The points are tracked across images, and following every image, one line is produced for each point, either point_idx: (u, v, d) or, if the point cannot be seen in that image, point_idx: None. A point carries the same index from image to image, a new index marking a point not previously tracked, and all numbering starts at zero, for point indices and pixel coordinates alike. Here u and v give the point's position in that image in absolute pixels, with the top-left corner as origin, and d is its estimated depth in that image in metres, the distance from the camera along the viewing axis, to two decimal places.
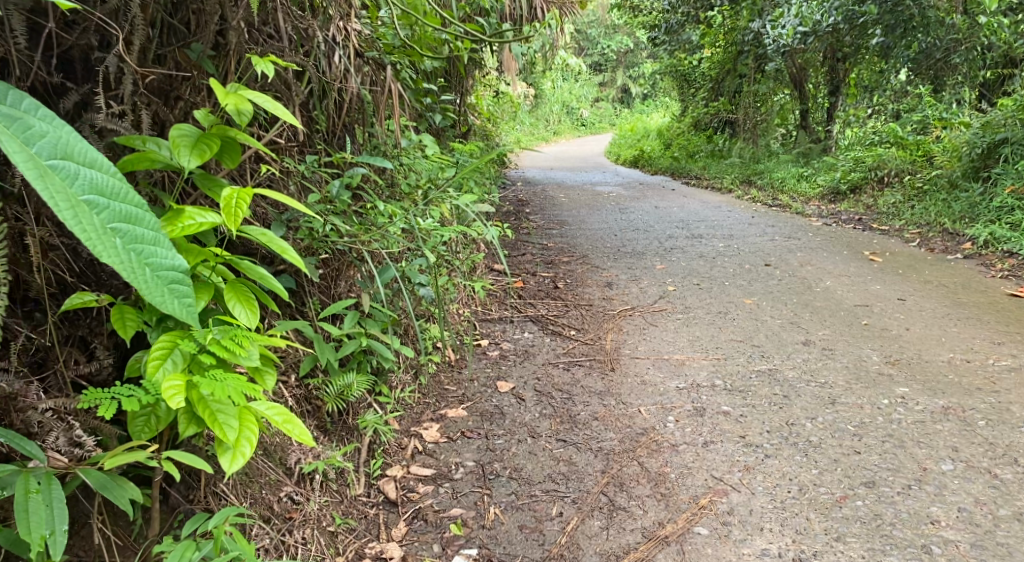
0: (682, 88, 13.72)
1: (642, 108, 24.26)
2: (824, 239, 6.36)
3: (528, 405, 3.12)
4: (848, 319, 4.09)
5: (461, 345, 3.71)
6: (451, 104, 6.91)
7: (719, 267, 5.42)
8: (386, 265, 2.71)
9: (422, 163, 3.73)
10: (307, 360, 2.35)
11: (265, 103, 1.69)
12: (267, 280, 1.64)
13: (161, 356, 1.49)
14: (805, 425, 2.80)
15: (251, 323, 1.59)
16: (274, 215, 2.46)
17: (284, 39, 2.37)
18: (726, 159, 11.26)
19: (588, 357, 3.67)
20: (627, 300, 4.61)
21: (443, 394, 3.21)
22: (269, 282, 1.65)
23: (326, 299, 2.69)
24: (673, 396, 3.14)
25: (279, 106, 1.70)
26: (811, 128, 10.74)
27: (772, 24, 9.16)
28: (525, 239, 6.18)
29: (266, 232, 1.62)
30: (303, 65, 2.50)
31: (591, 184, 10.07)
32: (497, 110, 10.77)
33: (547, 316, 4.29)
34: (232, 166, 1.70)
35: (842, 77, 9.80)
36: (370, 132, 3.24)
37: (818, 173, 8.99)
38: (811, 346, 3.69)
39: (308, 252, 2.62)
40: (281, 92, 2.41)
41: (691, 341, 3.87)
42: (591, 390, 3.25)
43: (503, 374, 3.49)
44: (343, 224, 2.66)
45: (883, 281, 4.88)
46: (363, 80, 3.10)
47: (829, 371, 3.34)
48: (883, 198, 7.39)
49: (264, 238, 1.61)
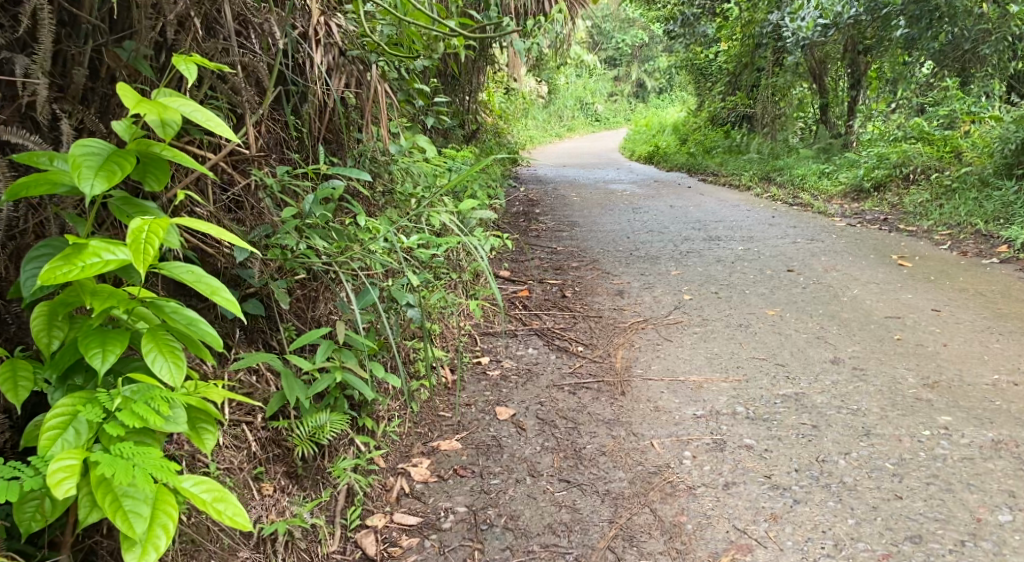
0: (697, 82, 13.37)
1: (658, 103, 23.83)
2: (848, 241, 6.02)
3: (529, 436, 2.84)
4: (879, 333, 3.77)
5: (458, 365, 3.44)
6: (456, 103, 6.65)
7: (738, 273, 5.11)
8: (366, 287, 2.46)
9: (416, 168, 3.45)
10: (275, 400, 2.13)
11: (194, 113, 1.47)
12: (198, 325, 1.39)
13: (59, 425, 1.27)
14: (837, 463, 2.49)
15: (174, 381, 1.33)
16: (240, 235, 2.25)
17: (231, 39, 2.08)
18: (743, 154, 10.90)
19: (596, 378, 3.38)
20: (639, 311, 4.31)
21: (436, 423, 2.94)
22: (199, 328, 1.39)
23: (301, 325, 2.46)
24: (689, 427, 2.86)
25: (209, 116, 1.48)
26: (831, 123, 10.38)
27: (791, 16, 8.85)
28: (533, 243, 5.89)
29: (194, 268, 1.39)
30: (257, 66, 2.23)
31: (603, 182, 9.77)
32: (507, 108, 10.50)
33: (553, 329, 4.01)
34: (158, 187, 1.49)
35: (863, 70, 9.42)
36: (356, 138, 2.98)
37: (840, 170, 8.63)
38: (841, 365, 3.38)
39: (280, 273, 2.39)
40: (231, 99, 2.14)
41: (709, 359, 3.57)
42: (599, 418, 2.97)
43: (503, 398, 3.20)
44: (320, 242, 2.41)
45: (915, 288, 4.55)
46: (344, 81, 2.85)
47: (861, 395, 3.03)
48: (910, 197, 7.03)
49: (191, 275, 1.38)
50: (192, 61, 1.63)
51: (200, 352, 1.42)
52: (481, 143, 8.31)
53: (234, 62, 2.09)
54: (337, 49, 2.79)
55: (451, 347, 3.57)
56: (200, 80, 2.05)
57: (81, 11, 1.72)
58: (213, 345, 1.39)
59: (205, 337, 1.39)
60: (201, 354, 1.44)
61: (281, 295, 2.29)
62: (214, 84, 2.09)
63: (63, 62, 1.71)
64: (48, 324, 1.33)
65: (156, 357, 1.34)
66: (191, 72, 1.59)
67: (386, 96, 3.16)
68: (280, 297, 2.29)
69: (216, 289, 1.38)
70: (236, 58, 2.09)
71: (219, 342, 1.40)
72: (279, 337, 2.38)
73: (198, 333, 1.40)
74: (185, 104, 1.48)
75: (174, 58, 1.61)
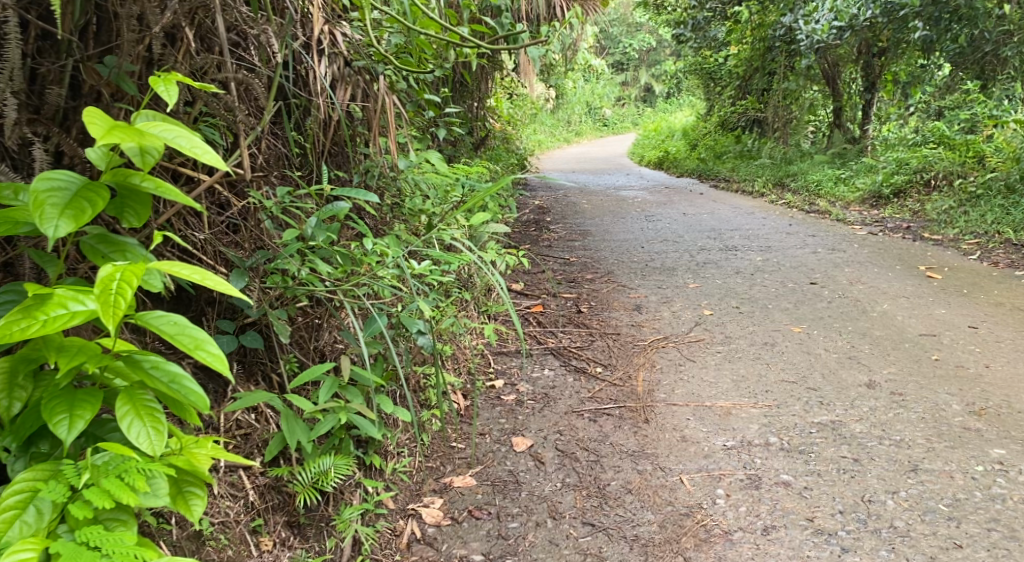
0: (707, 86, 13.16)
1: (666, 106, 23.55)
2: (872, 251, 5.81)
3: (549, 471, 2.66)
4: (915, 353, 3.58)
5: (471, 390, 3.26)
6: (463, 109, 6.47)
7: (759, 286, 4.91)
8: (374, 316, 2.27)
9: (426, 182, 3.27)
10: (274, 442, 1.96)
11: (179, 139, 1.30)
12: (180, 383, 1.27)
13: (19, 506, 1.20)
14: (885, 504, 2.34)
15: (149, 448, 1.22)
16: (236, 261, 2.11)
17: (224, 52, 1.88)
18: (756, 159, 10.67)
19: (617, 403, 3.19)
20: (658, 327, 4.12)
21: (448, 456, 2.77)
22: (182, 385, 1.27)
23: (303, 356, 2.28)
24: (719, 460, 2.67)
25: (195, 142, 1.31)
26: (846, 126, 10.15)
27: (805, 19, 8.64)
28: (544, 253, 5.69)
29: (177, 319, 1.26)
30: (253, 82, 2.03)
31: (614, 188, 9.56)
32: (514, 113, 10.31)
33: (569, 348, 3.82)
34: (139, 225, 1.36)
35: (878, 73, 9.20)
36: (363, 154, 2.81)
37: (857, 175, 8.41)
38: (878, 390, 3.18)
39: (280, 302, 2.21)
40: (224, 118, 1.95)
41: (736, 382, 3.36)
42: (623, 449, 2.78)
43: (519, 426, 3.02)
44: (324, 267, 2.23)
45: (948, 303, 4.35)
46: (349, 93, 2.69)
47: (902, 424, 2.84)
48: (932, 203, 6.82)
49: (175, 326, 1.25)
50: (174, 78, 1.46)
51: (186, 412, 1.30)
52: (489, 151, 8.12)
53: (225, 77, 1.90)
54: (342, 59, 2.63)
55: (463, 370, 3.39)
56: (190, 97, 1.88)
57: (63, 29, 1.59)
58: (200, 406, 1.27)
59: (188, 396, 1.27)
60: (187, 415, 1.32)
61: (280, 326, 2.12)
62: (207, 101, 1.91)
63: (37, 82, 1.57)
64: (9, 386, 1.25)
65: (132, 423, 1.23)
66: (173, 92, 1.42)
67: (394, 107, 3.00)
68: (279, 328, 2.12)
69: (201, 341, 1.23)
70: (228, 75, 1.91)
71: (206, 402, 1.28)
72: (279, 370, 2.21)
73: (183, 393, 1.28)
74: (168, 129, 1.31)
75: (154, 76, 1.44)
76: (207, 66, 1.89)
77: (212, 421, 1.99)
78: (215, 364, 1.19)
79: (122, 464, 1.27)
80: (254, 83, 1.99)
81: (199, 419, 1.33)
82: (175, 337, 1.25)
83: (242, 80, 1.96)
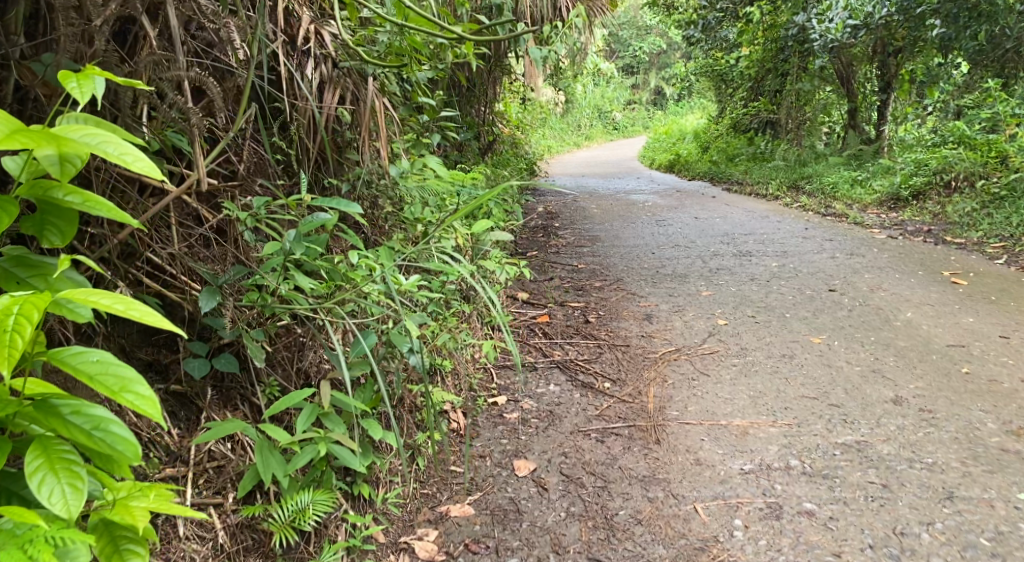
0: (719, 87, 12.95)
1: (677, 107, 23.28)
2: (891, 255, 5.60)
3: (553, 498, 2.49)
4: (943, 366, 3.39)
5: (471, 409, 3.09)
6: (467, 113, 6.30)
7: (775, 293, 4.71)
8: (361, 336, 2.09)
9: (423, 188, 3.10)
10: (248, 476, 1.79)
11: (105, 146, 1.16)
12: (104, 430, 1.15)
13: None
14: (920, 538, 2.18)
15: (65, 510, 1.10)
16: (207, 277, 1.94)
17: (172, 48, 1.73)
18: (769, 161, 10.44)
19: (626, 422, 3.00)
20: (669, 338, 3.93)
21: (445, 481, 2.60)
22: (105, 435, 1.15)
23: (284, 381, 2.11)
24: (737, 486, 2.50)
25: (125, 149, 1.16)
26: (861, 127, 9.91)
27: (819, 18, 8.45)
28: (552, 260, 5.51)
29: (99, 358, 1.11)
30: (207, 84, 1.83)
31: (624, 192, 9.36)
32: (522, 118, 10.12)
33: (576, 361, 3.63)
34: (65, 244, 1.26)
35: (894, 72, 8.97)
36: (352, 162, 2.65)
37: (874, 177, 8.18)
38: (905, 406, 2.99)
39: (258, 323, 2.05)
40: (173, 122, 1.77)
41: (753, 399, 3.16)
42: (633, 474, 2.61)
43: (522, 447, 2.84)
44: (307, 283, 2.06)
45: (976, 311, 4.15)
46: (338, 97, 2.56)
47: (934, 445, 2.67)
48: (954, 206, 6.60)
49: (97, 366, 1.10)
50: (92, 73, 1.27)
51: (112, 464, 1.19)
52: (496, 156, 7.96)
53: (176, 76, 1.76)
54: (330, 61, 2.52)
55: (463, 387, 3.21)
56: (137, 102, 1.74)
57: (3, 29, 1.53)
58: (128, 457, 1.15)
59: (113, 446, 1.15)
60: (113, 466, 1.20)
61: (255, 349, 1.95)
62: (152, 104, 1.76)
63: None
64: None
65: (45, 478, 1.12)
66: (86, 90, 1.24)
67: (386, 111, 2.83)
68: (254, 352, 1.95)
69: (126, 383, 1.08)
70: (177, 72, 1.76)
71: (135, 451, 1.16)
72: (256, 396, 2.04)
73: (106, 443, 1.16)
74: (91, 134, 1.15)
75: (65, 71, 1.25)
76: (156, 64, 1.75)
77: (180, 453, 1.83)
78: (143, 409, 1.07)
79: (28, 530, 1.12)
80: (212, 84, 1.81)
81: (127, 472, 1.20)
82: (97, 378, 1.11)
83: (198, 80, 1.80)
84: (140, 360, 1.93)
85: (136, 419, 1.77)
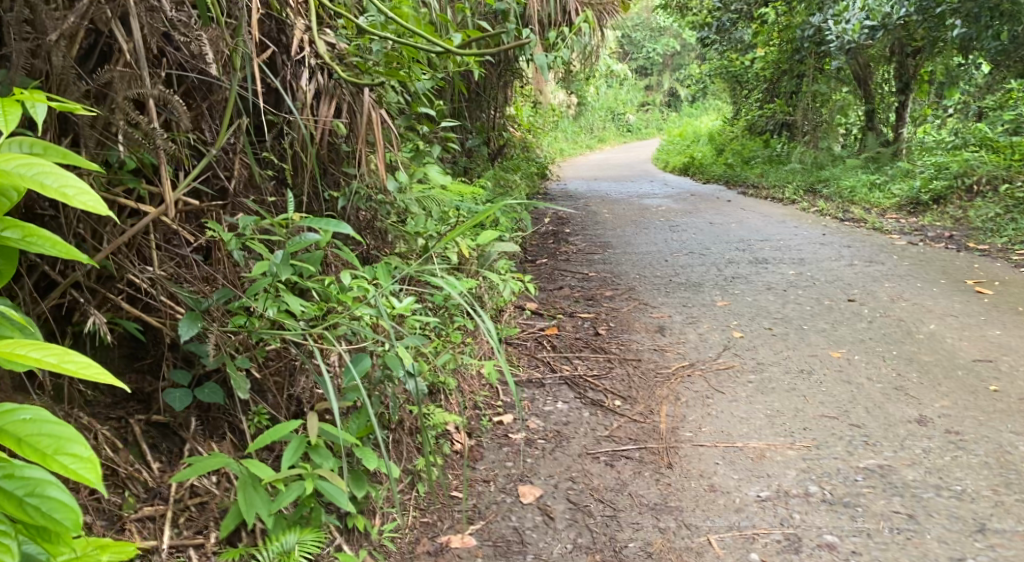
0: (734, 89, 12.78)
1: (692, 109, 23.07)
2: (912, 263, 5.43)
3: (559, 529, 2.38)
4: (969, 383, 3.24)
5: (476, 429, 2.98)
6: (477, 118, 6.19)
7: (792, 303, 4.57)
8: (352, 363, 1.99)
9: (424, 200, 2.99)
10: (230, 515, 1.69)
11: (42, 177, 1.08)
12: (41, 497, 1.03)
13: None
14: None
15: None
16: (190, 301, 1.84)
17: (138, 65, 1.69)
18: (785, 164, 10.27)
19: (636, 443, 2.88)
20: (682, 352, 3.80)
21: (447, 508, 2.50)
22: (43, 499, 1.03)
23: (274, 409, 2.00)
24: (754, 515, 2.38)
25: (65, 181, 1.08)
26: (878, 129, 9.71)
27: (836, 19, 8.28)
28: (563, 268, 5.39)
29: (33, 415, 1.02)
30: (172, 101, 1.78)
31: (637, 197, 9.22)
32: (534, 121, 9.99)
33: (585, 377, 3.51)
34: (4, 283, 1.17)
35: (913, 73, 8.78)
36: (348, 175, 2.55)
37: (893, 181, 8.00)
38: (930, 427, 2.85)
39: (245, 350, 1.94)
40: (137, 142, 1.72)
41: (770, 418, 3.03)
42: (643, 502, 2.50)
43: (528, 471, 2.72)
44: (298, 306, 1.96)
45: (1002, 323, 3.99)
46: (334, 108, 2.47)
47: (962, 471, 2.53)
48: (976, 211, 6.42)
49: (27, 424, 1.01)
50: (24, 97, 1.17)
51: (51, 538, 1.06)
52: (507, 161, 7.85)
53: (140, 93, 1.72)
54: (325, 71, 2.43)
55: (468, 406, 3.10)
56: (99, 122, 1.69)
57: None
58: (67, 524, 1.03)
59: (49, 514, 1.02)
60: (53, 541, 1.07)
61: (239, 379, 1.84)
62: (115, 123, 1.69)
63: None
64: None
65: None
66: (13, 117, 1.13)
67: (385, 122, 2.73)
68: (238, 382, 1.84)
69: (61, 444, 1.00)
70: (141, 89, 1.72)
71: (72, 520, 1.03)
72: (242, 425, 1.93)
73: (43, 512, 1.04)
74: (24, 165, 1.07)
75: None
76: (120, 80, 1.69)
77: (159, 490, 1.76)
78: (80, 472, 0.99)
79: None
80: (175, 103, 1.77)
81: (67, 544, 1.07)
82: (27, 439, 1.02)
83: (160, 98, 1.76)
84: (123, 389, 1.88)
85: (111, 454, 1.73)
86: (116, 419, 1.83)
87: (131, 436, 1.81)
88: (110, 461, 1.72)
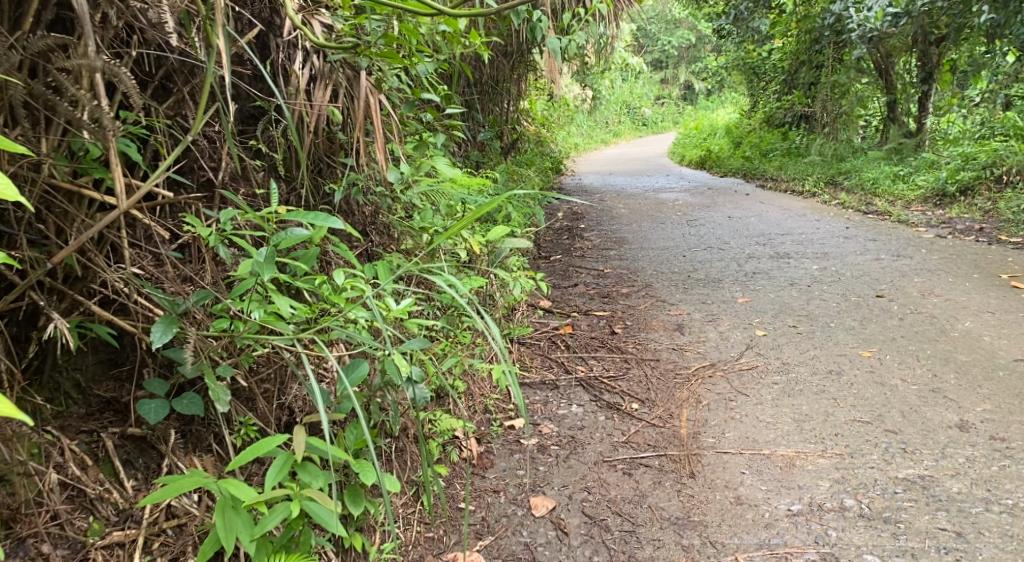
0: (752, 81, 12.53)
1: (707, 102, 22.77)
2: (942, 256, 5.21)
3: (574, 546, 2.22)
4: (1013, 386, 3.04)
5: (485, 435, 2.82)
6: (487, 110, 6.00)
7: (818, 299, 4.37)
8: (350, 369, 1.84)
9: (429, 192, 2.82)
10: (208, 541, 1.54)
11: None
12: None
13: None
14: None
15: None
16: (165, 304, 1.69)
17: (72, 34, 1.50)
18: (804, 156, 10.01)
19: (656, 450, 2.70)
20: (703, 352, 3.61)
21: (455, 522, 2.34)
22: None
23: (262, 420, 1.85)
24: (785, 532, 2.20)
25: None
26: (900, 120, 9.45)
27: (856, 7, 8.06)
28: (577, 264, 5.21)
29: None
30: (120, 76, 1.56)
31: (653, 191, 9.01)
32: (549, 114, 9.79)
33: (600, 378, 3.34)
34: None
35: (936, 62, 8.51)
36: (344, 167, 2.38)
37: (917, 172, 7.75)
38: (973, 433, 2.66)
39: (229, 355, 1.79)
40: (84, 124, 1.55)
41: (798, 423, 2.83)
42: (664, 516, 2.33)
43: (541, 480, 2.55)
44: (288, 307, 1.79)
45: None
46: (330, 91, 2.30)
47: (1012, 483, 2.35)
48: (1007, 202, 6.18)
49: None
50: None
51: None
52: (520, 154, 7.66)
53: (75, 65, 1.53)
54: (318, 53, 2.26)
55: (478, 409, 2.93)
56: (47, 104, 1.54)
57: None
58: None
59: None
60: None
61: (218, 390, 1.68)
62: (62, 103, 1.54)
63: None
64: None
65: None
66: None
67: (384, 108, 2.55)
68: (216, 393, 1.67)
69: None
70: (83, 60, 1.53)
71: None
72: (227, 438, 1.78)
73: None
74: None
75: None
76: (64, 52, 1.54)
77: (131, 512, 1.65)
78: None
79: None
80: (123, 77, 1.56)
81: None
82: None
83: (109, 70, 1.55)
84: (98, 398, 1.75)
85: (79, 472, 1.63)
86: (88, 433, 1.70)
87: (103, 451, 1.69)
88: (77, 479, 1.62)
